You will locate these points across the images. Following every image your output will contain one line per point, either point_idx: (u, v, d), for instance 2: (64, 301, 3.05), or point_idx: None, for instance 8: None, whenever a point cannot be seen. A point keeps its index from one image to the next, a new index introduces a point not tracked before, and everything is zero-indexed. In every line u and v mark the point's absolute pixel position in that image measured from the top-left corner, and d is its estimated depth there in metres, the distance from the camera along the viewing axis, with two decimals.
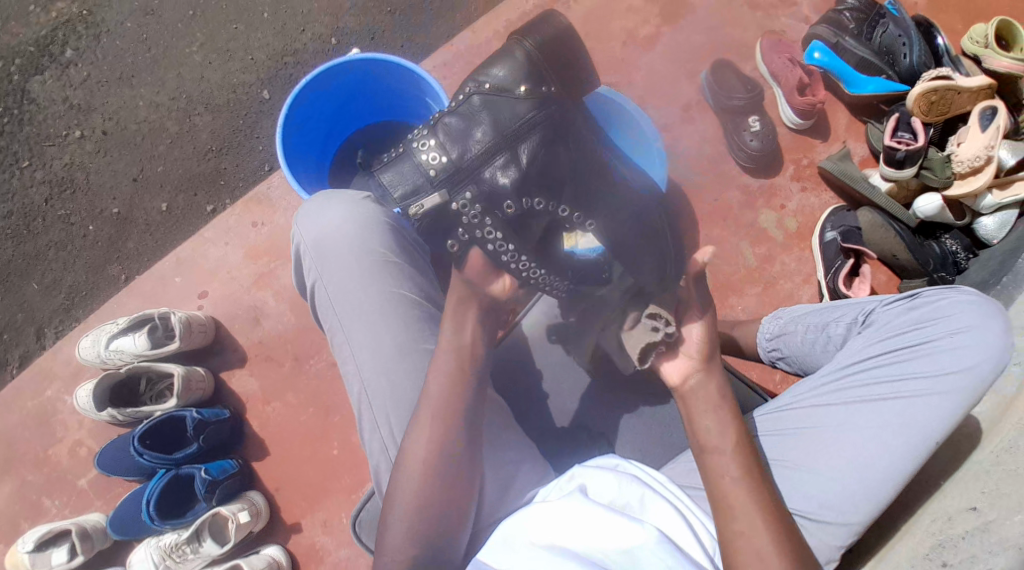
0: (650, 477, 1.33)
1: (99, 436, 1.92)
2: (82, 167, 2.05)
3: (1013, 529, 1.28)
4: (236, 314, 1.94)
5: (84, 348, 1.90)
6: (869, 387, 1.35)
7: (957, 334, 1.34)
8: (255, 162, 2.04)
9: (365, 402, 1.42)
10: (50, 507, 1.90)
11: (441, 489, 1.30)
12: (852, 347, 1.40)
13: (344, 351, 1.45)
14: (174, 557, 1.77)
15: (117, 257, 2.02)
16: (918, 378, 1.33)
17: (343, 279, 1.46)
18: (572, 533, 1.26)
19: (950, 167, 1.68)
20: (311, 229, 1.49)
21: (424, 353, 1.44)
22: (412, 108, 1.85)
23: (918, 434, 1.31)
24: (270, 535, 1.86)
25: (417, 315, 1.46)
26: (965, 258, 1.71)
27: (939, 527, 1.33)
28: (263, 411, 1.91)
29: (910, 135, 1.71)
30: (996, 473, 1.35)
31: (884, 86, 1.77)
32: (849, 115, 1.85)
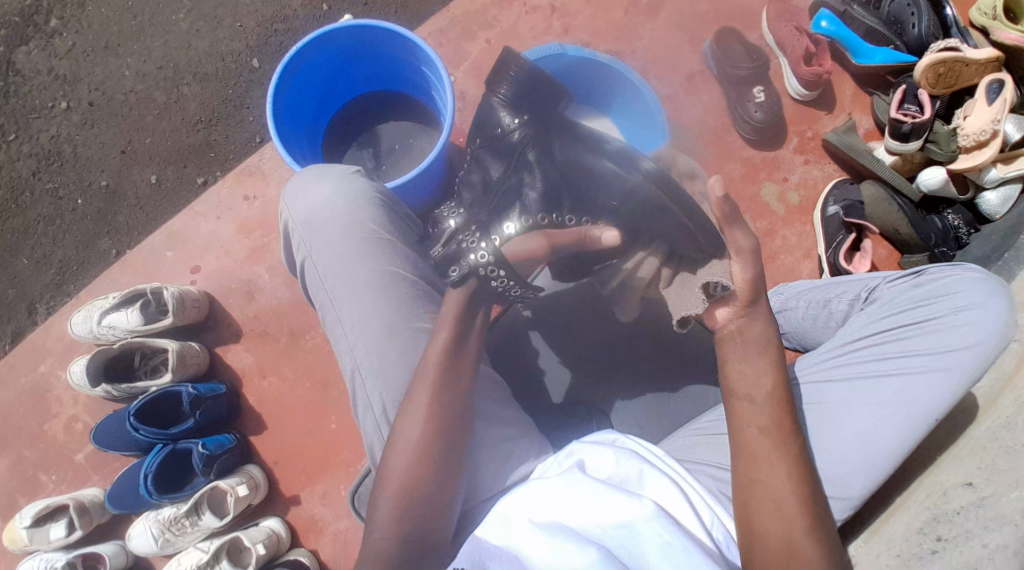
0: (647, 451, 1.34)
1: (95, 411, 1.92)
2: (69, 139, 2.01)
3: (1009, 505, 1.35)
4: (231, 288, 1.92)
5: (76, 324, 1.88)
6: (871, 362, 1.35)
7: (960, 311, 1.35)
8: (246, 134, 2.00)
9: (359, 378, 1.41)
10: (47, 482, 1.90)
11: (434, 465, 1.29)
12: (855, 323, 1.41)
13: (335, 329, 1.43)
14: (174, 530, 1.80)
15: (108, 231, 1.98)
16: (920, 354, 1.33)
17: (330, 256, 1.44)
18: (571, 512, 1.25)
19: (955, 141, 1.68)
20: (299, 206, 1.48)
21: (415, 331, 1.42)
22: (408, 79, 1.82)
23: (919, 409, 1.31)
24: (269, 509, 1.86)
25: (408, 292, 1.44)
26: (967, 233, 1.71)
27: (934, 501, 1.39)
28: (260, 385, 1.90)
29: (916, 108, 1.70)
30: (993, 450, 1.41)
31: (890, 56, 1.75)
32: (853, 86, 1.83)
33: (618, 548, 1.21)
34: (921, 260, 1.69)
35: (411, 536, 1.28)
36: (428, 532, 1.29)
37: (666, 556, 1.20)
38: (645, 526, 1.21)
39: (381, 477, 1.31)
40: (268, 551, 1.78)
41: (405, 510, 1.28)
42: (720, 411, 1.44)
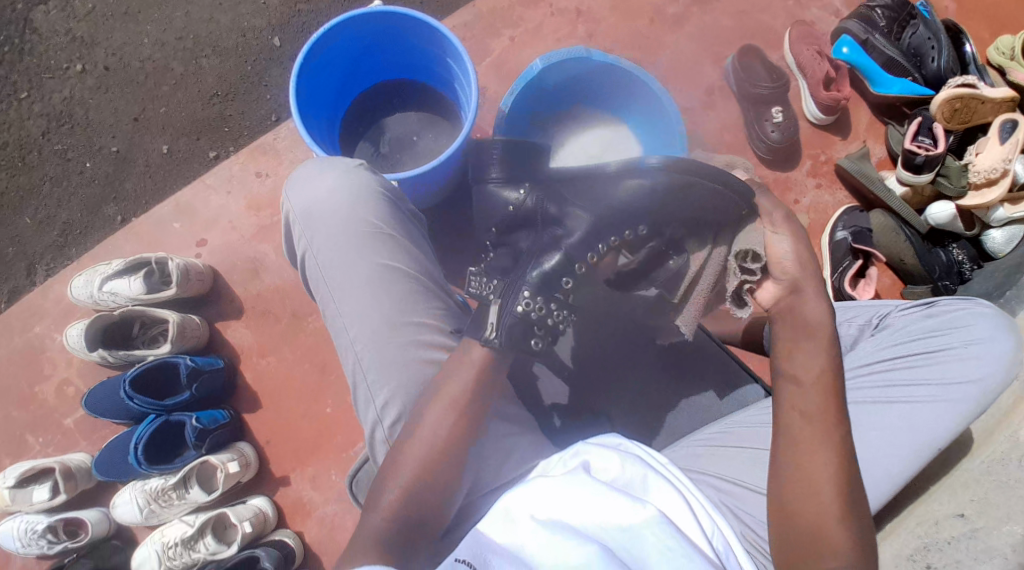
0: (652, 457, 1.36)
1: (88, 376, 1.90)
2: (81, 102, 1.99)
3: (999, 538, 1.45)
4: (235, 264, 1.92)
5: (77, 287, 1.87)
6: (881, 388, 1.39)
7: (971, 344, 1.39)
8: (262, 111, 2.00)
9: (359, 374, 1.41)
10: (33, 445, 1.89)
11: (448, 464, 1.32)
12: (864, 348, 1.44)
13: (335, 323, 1.44)
14: (160, 502, 1.80)
15: (114, 197, 1.98)
16: (929, 383, 1.37)
17: (331, 250, 1.44)
18: (573, 510, 1.27)
19: (966, 176, 1.73)
20: (300, 197, 1.46)
21: (417, 329, 1.42)
22: (434, 70, 1.83)
23: (921, 438, 1.36)
24: (258, 487, 1.87)
25: (410, 290, 1.44)
26: (970, 268, 1.77)
27: (926, 530, 1.48)
28: (257, 363, 1.90)
29: (930, 141, 1.75)
30: (985, 483, 1.51)
31: (908, 88, 1.80)
32: (869, 115, 1.87)
33: (620, 550, 1.24)
34: (923, 293, 1.74)
35: (411, 523, 1.31)
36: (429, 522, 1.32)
37: (667, 563, 1.23)
38: (648, 532, 1.24)
39: (389, 468, 1.33)
40: (254, 530, 1.79)
41: (408, 498, 1.31)
42: (722, 423, 1.48)
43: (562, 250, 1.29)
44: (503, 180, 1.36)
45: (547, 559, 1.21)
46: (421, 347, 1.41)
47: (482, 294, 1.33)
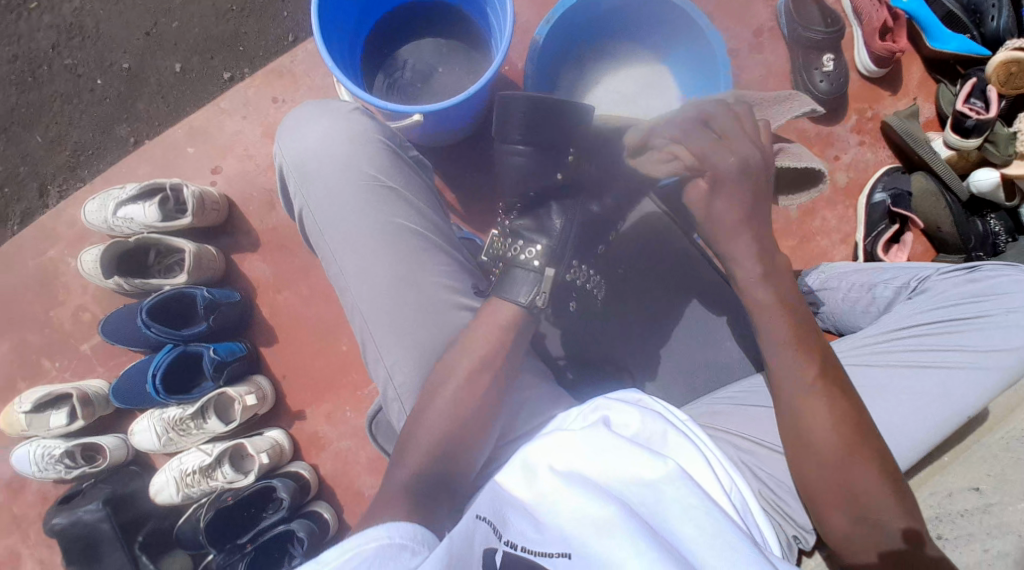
0: (672, 415, 1.29)
1: (103, 302, 1.89)
2: (93, 14, 1.91)
3: (1014, 515, 1.45)
4: (251, 195, 1.87)
5: (90, 211, 1.82)
6: (918, 352, 1.34)
7: (1012, 312, 1.36)
8: (278, 31, 1.91)
9: (366, 331, 1.38)
10: (50, 368, 1.89)
11: (469, 421, 1.31)
12: (902, 310, 1.40)
13: (338, 280, 1.40)
14: (178, 430, 1.82)
15: (126, 118, 1.91)
16: (966, 349, 1.34)
17: (330, 204, 1.40)
18: (589, 461, 1.20)
19: (1014, 144, 1.71)
20: (294, 148, 1.42)
21: (424, 285, 1.38)
22: None
23: (956, 404, 1.32)
24: (273, 420, 1.87)
25: (415, 244, 1.40)
26: (1005, 241, 1.74)
27: (940, 500, 1.47)
28: (274, 298, 1.87)
29: (982, 105, 1.72)
30: (1004, 459, 1.50)
31: (965, 46, 1.74)
32: (922, 71, 1.81)
33: (636, 502, 1.17)
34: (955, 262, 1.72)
35: (428, 476, 1.28)
36: (448, 472, 1.29)
37: (689, 519, 1.15)
38: (670, 488, 1.17)
39: (413, 426, 1.32)
40: (271, 461, 1.80)
41: (430, 456, 1.29)
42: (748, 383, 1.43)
43: (589, 217, 1.40)
44: (533, 151, 1.34)
45: (565, 514, 1.16)
46: (428, 302, 1.38)
47: (519, 256, 1.34)
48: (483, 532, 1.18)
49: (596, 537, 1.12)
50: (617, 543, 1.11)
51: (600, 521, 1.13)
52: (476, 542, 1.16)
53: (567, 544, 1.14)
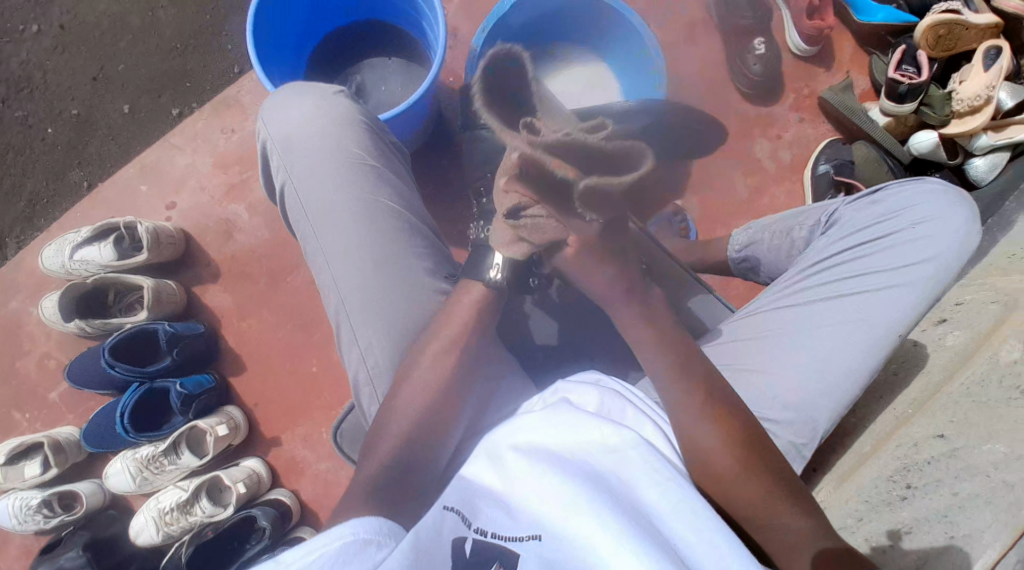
0: (631, 391, 1.29)
1: (69, 348, 1.88)
2: (38, 64, 1.92)
3: (982, 456, 1.39)
4: (208, 226, 1.87)
5: (48, 257, 1.82)
6: (834, 283, 1.37)
7: (919, 225, 1.38)
8: (223, 65, 1.93)
9: (341, 312, 1.38)
10: (21, 421, 1.87)
11: (437, 410, 1.30)
12: (819, 245, 1.43)
13: (317, 259, 1.39)
14: (152, 468, 1.79)
15: (77, 163, 1.92)
16: (880, 271, 1.36)
17: (313, 181, 1.39)
18: (553, 441, 1.20)
19: (950, 104, 1.78)
20: (280, 126, 1.42)
21: (405, 265, 1.39)
22: (398, 7, 1.74)
23: (882, 326, 1.33)
24: (249, 449, 1.86)
25: (396, 223, 1.40)
26: None
27: (905, 452, 1.46)
28: (239, 327, 1.87)
29: (914, 69, 1.77)
30: (965, 404, 1.46)
31: (893, 15, 1.81)
32: (854, 45, 1.87)
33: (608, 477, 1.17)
34: None
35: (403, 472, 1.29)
36: (421, 466, 1.30)
37: (654, 487, 1.15)
38: (632, 454, 1.16)
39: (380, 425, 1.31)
40: (248, 490, 1.78)
41: (398, 450, 1.29)
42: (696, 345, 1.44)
43: None
44: None
45: (533, 500, 1.15)
46: (407, 283, 1.38)
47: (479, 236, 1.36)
48: (452, 522, 1.17)
49: (567, 512, 1.12)
50: (584, 520, 1.11)
51: (565, 499, 1.13)
52: (444, 534, 1.16)
53: (536, 525, 1.13)
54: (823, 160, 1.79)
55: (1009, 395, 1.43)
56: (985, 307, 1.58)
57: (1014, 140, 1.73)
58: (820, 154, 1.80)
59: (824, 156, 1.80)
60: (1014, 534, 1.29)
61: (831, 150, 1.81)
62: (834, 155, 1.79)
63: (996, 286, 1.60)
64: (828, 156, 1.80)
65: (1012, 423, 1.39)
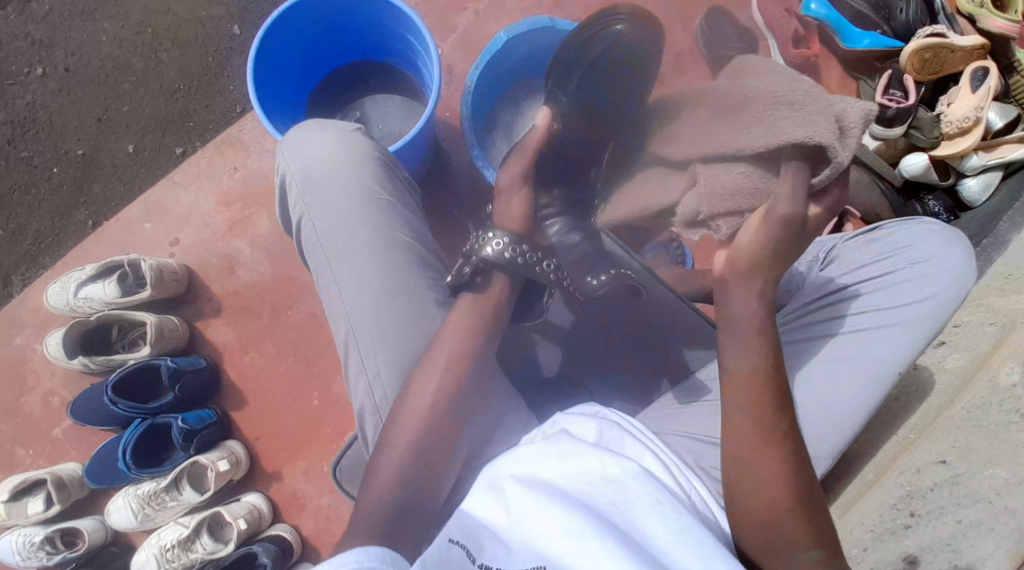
0: (626, 422, 1.27)
1: (72, 385, 1.89)
2: (44, 106, 1.96)
3: (983, 482, 1.46)
4: (211, 262, 1.89)
5: (53, 295, 1.84)
6: (834, 319, 1.37)
7: (917, 264, 1.40)
8: (225, 104, 1.96)
9: (351, 342, 1.36)
10: (24, 457, 1.88)
11: (440, 440, 1.28)
12: (816, 284, 1.44)
13: (331, 290, 1.39)
14: (153, 505, 1.78)
15: (83, 202, 1.95)
16: (879, 309, 1.37)
17: (331, 214, 1.39)
18: (556, 472, 1.18)
19: (938, 127, 1.78)
20: (299, 158, 1.42)
21: (417, 296, 1.38)
22: (391, 46, 1.77)
23: (884, 360, 1.33)
24: (250, 483, 1.85)
25: (410, 257, 1.40)
26: (947, 220, 1.80)
27: (909, 479, 1.53)
28: (240, 361, 1.88)
29: (902, 94, 1.81)
30: (966, 428, 1.51)
31: (878, 41, 1.84)
32: (840, 71, 1.91)
33: (609, 506, 1.15)
34: None
35: (403, 507, 1.25)
36: (422, 499, 1.27)
37: (656, 516, 1.13)
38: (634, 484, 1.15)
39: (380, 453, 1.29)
40: (249, 526, 1.77)
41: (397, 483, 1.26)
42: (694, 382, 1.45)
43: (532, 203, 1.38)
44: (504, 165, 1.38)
45: (537, 532, 1.12)
46: (419, 315, 1.37)
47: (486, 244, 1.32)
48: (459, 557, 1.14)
49: (572, 548, 1.09)
50: (591, 553, 1.08)
51: (572, 530, 1.10)
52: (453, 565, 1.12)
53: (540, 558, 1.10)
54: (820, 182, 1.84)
55: (1010, 418, 1.48)
56: (981, 329, 1.60)
57: (1005, 159, 1.75)
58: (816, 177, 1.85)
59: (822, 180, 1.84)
60: (1015, 560, 1.40)
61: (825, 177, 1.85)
62: None
63: (993, 307, 1.62)
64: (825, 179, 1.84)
65: (1012, 447, 1.45)
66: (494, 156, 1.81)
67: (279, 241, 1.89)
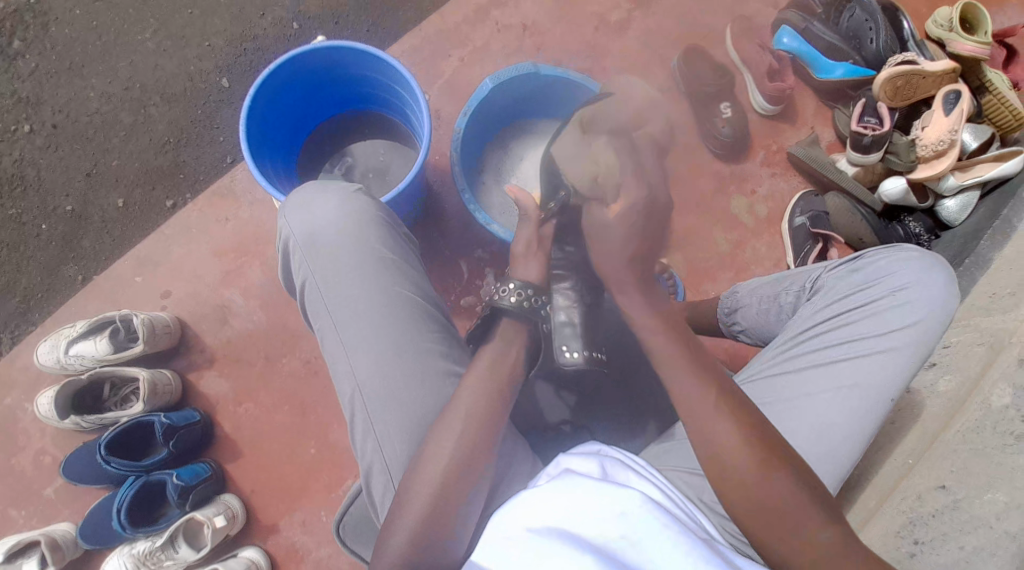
0: (630, 459, 1.25)
1: (64, 443, 1.86)
2: (32, 163, 1.96)
3: (982, 507, 1.44)
4: (203, 313, 1.87)
5: (43, 354, 1.82)
6: (822, 351, 1.35)
7: (898, 291, 1.36)
8: (214, 155, 1.96)
9: (358, 401, 1.34)
10: (16, 518, 1.84)
11: (460, 497, 1.24)
12: (802, 313, 1.41)
13: (334, 351, 1.37)
14: (150, 564, 1.73)
15: (73, 257, 1.93)
16: (867, 338, 1.34)
17: (334, 277, 1.38)
18: (566, 518, 1.14)
19: (915, 150, 1.80)
20: (298, 221, 1.40)
21: (423, 354, 1.36)
22: (378, 96, 1.78)
23: (876, 390, 1.32)
24: (247, 538, 1.81)
25: (412, 313, 1.37)
26: (928, 239, 1.83)
27: (909, 505, 1.50)
28: (234, 412, 1.85)
29: (876, 120, 1.82)
30: (961, 452, 1.50)
31: (852, 71, 1.85)
32: (815, 101, 1.94)
33: (615, 540, 1.12)
34: None
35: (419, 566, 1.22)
36: (440, 553, 1.23)
37: (657, 540, 1.12)
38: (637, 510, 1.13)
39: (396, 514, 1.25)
40: None
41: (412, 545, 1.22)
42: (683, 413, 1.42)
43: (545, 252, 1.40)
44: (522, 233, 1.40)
45: None
46: (424, 374, 1.34)
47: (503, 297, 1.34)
48: None
49: None
50: None
51: None
52: None
53: None
54: (800, 210, 1.85)
55: (1004, 441, 1.46)
56: (971, 350, 1.58)
57: (982, 178, 1.76)
58: (796, 208, 1.85)
59: (802, 209, 1.85)
60: None
61: (805, 204, 1.85)
62: (807, 204, 1.85)
63: (980, 327, 1.60)
64: (803, 206, 1.85)
65: (1009, 471, 1.43)
66: (484, 197, 1.81)
67: (272, 290, 1.88)
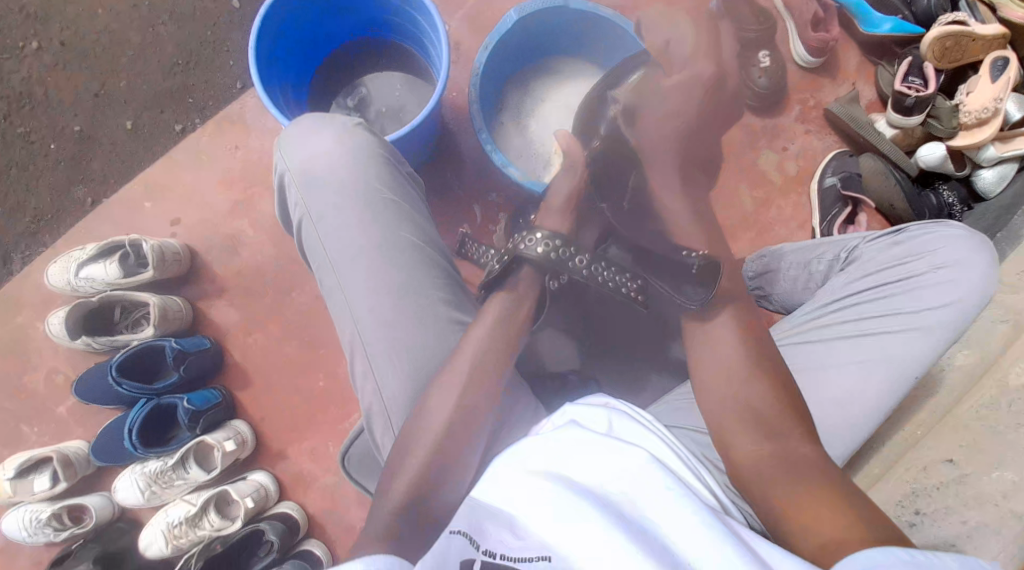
0: (637, 413, 1.28)
1: (76, 364, 1.89)
2: (40, 80, 1.92)
3: (991, 485, 1.45)
4: (214, 242, 1.88)
5: (53, 275, 1.82)
6: (855, 321, 1.37)
7: (939, 269, 1.38)
8: (226, 81, 1.93)
9: (358, 344, 1.35)
10: (28, 435, 1.88)
11: (462, 437, 1.27)
12: (837, 282, 1.43)
13: (333, 290, 1.37)
14: (161, 482, 1.78)
15: (82, 178, 1.92)
16: (902, 312, 1.36)
17: (332, 216, 1.37)
18: (567, 464, 1.18)
19: (957, 116, 1.79)
20: (297, 157, 1.40)
21: (422, 298, 1.36)
22: (394, 25, 1.73)
23: (904, 364, 1.34)
24: (255, 463, 1.86)
25: (413, 256, 1.37)
26: (960, 210, 1.83)
27: (916, 475, 1.51)
28: (244, 341, 1.88)
29: (921, 81, 1.80)
30: (976, 428, 1.52)
31: (901, 27, 1.83)
32: (859, 55, 1.91)
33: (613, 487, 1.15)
34: None
35: (417, 504, 1.24)
36: (442, 494, 1.25)
37: (652, 491, 1.14)
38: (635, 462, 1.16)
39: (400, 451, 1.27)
40: (256, 504, 1.78)
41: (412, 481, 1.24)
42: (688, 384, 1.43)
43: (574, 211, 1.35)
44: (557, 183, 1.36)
45: (541, 520, 1.12)
46: (422, 316, 1.35)
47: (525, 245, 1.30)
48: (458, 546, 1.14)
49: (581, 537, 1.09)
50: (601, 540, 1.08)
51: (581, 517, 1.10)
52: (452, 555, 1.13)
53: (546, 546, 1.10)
54: (833, 170, 1.83)
55: (1020, 420, 1.49)
56: (994, 325, 1.62)
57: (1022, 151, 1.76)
58: (828, 169, 1.84)
59: (834, 169, 1.83)
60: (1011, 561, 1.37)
61: (838, 165, 1.84)
62: (840, 165, 1.83)
63: (1007, 303, 1.64)
64: (835, 167, 1.84)
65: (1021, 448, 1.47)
66: (502, 139, 1.79)
67: None
